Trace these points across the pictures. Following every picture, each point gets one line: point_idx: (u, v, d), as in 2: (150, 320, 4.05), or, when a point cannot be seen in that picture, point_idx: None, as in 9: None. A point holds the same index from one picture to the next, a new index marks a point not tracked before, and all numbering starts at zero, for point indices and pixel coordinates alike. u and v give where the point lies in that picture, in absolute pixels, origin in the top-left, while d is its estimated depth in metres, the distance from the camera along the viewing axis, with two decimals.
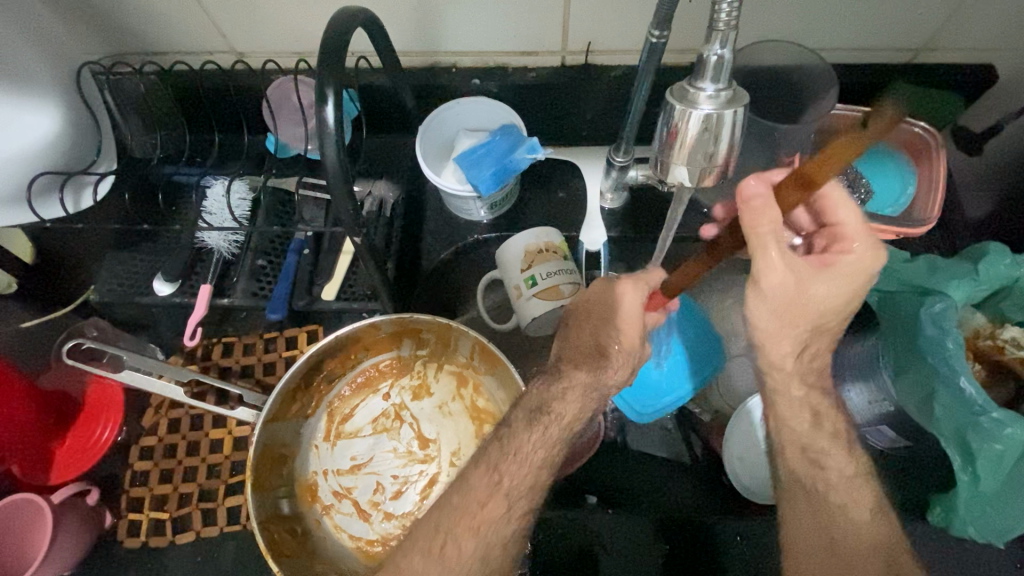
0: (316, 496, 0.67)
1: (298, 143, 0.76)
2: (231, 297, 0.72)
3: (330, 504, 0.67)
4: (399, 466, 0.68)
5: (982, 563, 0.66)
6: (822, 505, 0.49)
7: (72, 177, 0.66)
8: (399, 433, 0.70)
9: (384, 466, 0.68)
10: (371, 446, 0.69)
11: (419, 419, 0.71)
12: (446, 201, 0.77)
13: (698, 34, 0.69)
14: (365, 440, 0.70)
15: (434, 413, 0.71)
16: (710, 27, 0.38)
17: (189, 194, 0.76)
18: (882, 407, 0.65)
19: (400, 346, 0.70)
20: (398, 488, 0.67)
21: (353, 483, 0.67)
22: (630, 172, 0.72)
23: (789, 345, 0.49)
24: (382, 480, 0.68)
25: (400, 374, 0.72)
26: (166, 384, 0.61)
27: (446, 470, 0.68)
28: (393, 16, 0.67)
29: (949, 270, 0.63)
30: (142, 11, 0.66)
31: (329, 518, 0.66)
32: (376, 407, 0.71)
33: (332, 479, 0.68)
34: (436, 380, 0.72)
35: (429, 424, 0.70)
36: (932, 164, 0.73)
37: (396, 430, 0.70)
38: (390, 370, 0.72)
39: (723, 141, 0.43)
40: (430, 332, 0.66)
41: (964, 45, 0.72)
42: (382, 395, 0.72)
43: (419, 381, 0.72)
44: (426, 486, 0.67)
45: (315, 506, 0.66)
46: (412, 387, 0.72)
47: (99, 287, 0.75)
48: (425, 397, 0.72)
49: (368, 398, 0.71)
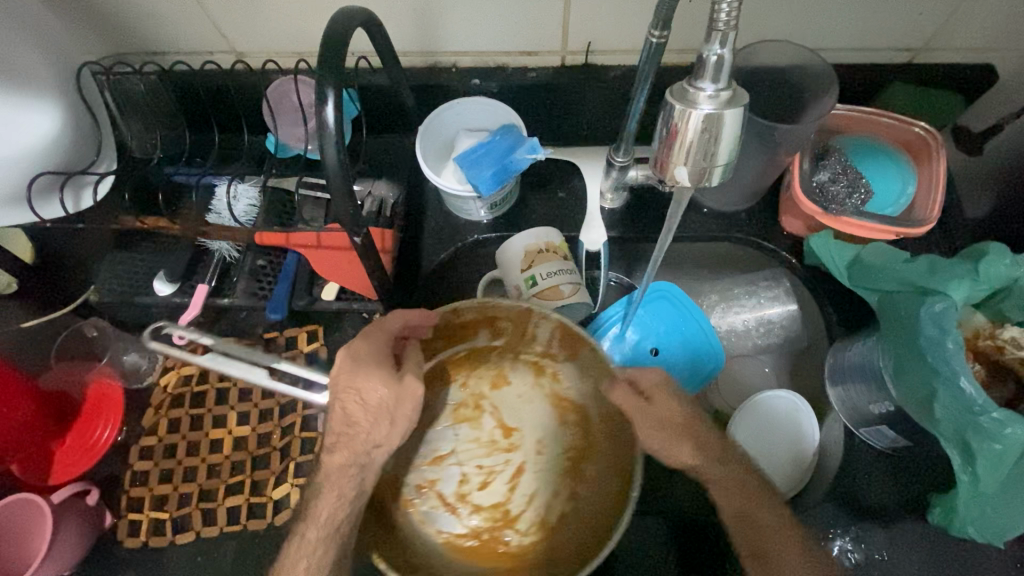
0: (400, 494, 0.63)
1: (298, 143, 0.77)
2: (231, 297, 0.73)
3: (411, 499, 0.64)
4: (483, 456, 0.67)
5: (984, 563, 0.66)
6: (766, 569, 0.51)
7: (72, 177, 0.67)
8: (475, 422, 0.68)
9: (470, 453, 0.67)
10: (455, 438, 0.67)
11: (509, 409, 0.69)
12: (446, 202, 0.77)
13: (698, 34, 0.69)
14: (445, 432, 0.67)
15: (515, 402, 0.69)
16: (710, 27, 0.38)
17: (189, 194, 0.76)
18: (882, 407, 0.66)
19: (477, 337, 0.63)
20: (485, 479, 0.67)
21: (438, 475, 0.65)
22: (630, 172, 0.73)
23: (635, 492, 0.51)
24: (469, 467, 0.67)
25: (478, 362, 0.67)
26: (250, 368, 0.58)
27: (535, 459, 0.67)
28: (394, 17, 0.67)
29: (949, 270, 0.62)
30: (141, 10, 0.66)
31: (414, 513, 0.63)
32: (457, 394, 0.68)
33: (415, 474, 0.65)
34: (512, 368, 0.68)
35: (510, 413, 0.69)
36: (932, 163, 0.72)
37: (478, 420, 0.68)
38: (462, 361, 0.67)
39: (723, 141, 0.43)
40: (509, 320, 0.58)
41: (965, 45, 0.72)
42: (457, 384, 0.68)
43: (496, 370, 0.68)
44: (514, 476, 0.67)
45: (397, 502, 0.63)
46: (490, 376, 0.69)
47: (99, 285, 0.76)
48: (505, 386, 0.69)
49: (440, 389, 0.67)
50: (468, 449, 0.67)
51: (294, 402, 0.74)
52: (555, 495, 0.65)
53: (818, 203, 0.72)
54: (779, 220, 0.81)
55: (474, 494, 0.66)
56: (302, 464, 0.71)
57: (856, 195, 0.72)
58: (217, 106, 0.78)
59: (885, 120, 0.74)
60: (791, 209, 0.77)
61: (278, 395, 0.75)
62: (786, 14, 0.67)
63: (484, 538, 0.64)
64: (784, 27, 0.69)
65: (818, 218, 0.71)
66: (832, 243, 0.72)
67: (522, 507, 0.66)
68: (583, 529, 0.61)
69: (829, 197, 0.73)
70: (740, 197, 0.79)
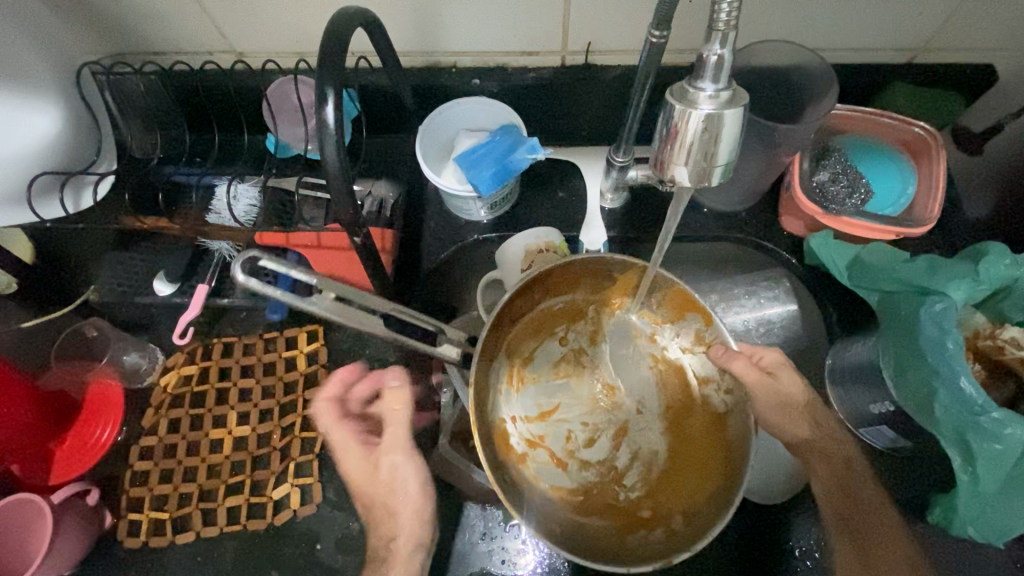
0: (509, 444, 0.60)
1: (298, 143, 0.77)
2: (231, 297, 0.74)
3: (523, 453, 0.60)
4: (587, 413, 0.64)
5: (984, 563, 0.66)
6: (863, 545, 0.57)
7: (72, 178, 0.68)
8: (572, 382, 0.65)
9: (577, 409, 0.64)
10: (549, 395, 0.64)
11: (610, 366, 0.66)
12: (446, 202, 0.77)
13: (699, 34, 0.69)
14: (549, 385, 0.65)
15: (614, 359, 0.66)
16: (710, 26, 0.38)
17: (188, 194, 0.75)
18: (882, 407, 0.66)
19: (576, 288, 0.65)
20: (591, 436, 0.63)
21: (546, 431, 0.62)
22: (630, 172, 0.73)
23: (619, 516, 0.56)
24: (573, 424, 0.63)
25: (581, 318, 0.67)
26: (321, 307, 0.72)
27: (637, 419, 0.64)
28: (394, 17, 0.67)
29: (949, 270, 0.62)
30: (141, 10, 0.66)
31: (526, 467, 0.59)
32: (554, 352, 0.66)
33: (521, 425, 0.62)
34: (613, 326, 0.67)
35: (612, 370, 0.66)
36: (932, 163, 0.72)
37: (578, 379, 0.65)
38: (567, 313, 0.66)
39: (723, 141, 0.43)
40: (616, 272, 0.61)
41: (965, 44, 0.72)
42: (558, 340, 0.66)
43: (595, 327, 0.67)
44: (618, 434, 0.63)
45: (510, 455, 0.59)
46: (589, 332, 0.67)
47: (99, 286, 0.76)
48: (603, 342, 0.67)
49: (545, 341, 0.66)
50: (579, 407, 0.64)
51: (294, 402, 0.74)
52: (650, 453, 0.62)
53: (818, 203, 0.72)
54: (779, 219, 0.81)
55: (584, 451, 0.62)
56: (302, 464, 0.71)
57: (857, 195, 0.72)
58: (217, 106, 0.78)
59: (885, 120, 0.74)
60: (791, 209, 0.77)
61: (278, 395, 0.75)
62: (786, 14, 0.67)
63: (593, 493, 0.60)
64: (784, 27, 0.69)
65: (818, 218, 0.71)
66: (831, 243, 0.72)
67: (630, 464, 0.62)
68: (696, 487, 0.58)
69: (829, 197, 0.73)
70: (739, 197, 0.80)
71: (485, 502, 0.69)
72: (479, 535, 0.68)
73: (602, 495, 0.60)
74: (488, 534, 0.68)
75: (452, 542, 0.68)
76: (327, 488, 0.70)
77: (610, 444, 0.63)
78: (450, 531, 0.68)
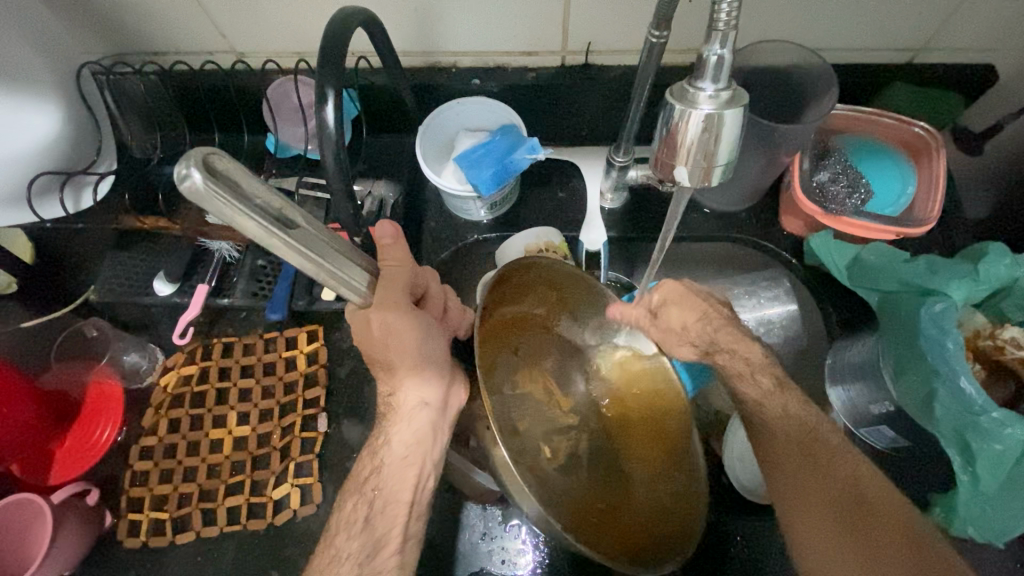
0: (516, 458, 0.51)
1: (298, 143, 0.78)
2: (231, 297, 0.74)
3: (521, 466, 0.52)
4: (548, 427, 0.59)
5: (984, 564, 0.66)
6: (786, 451, 0.52)
7: (73, 178, 0.68)
8: (530, 395, 0.59)
9: (537, 422, 0.58)
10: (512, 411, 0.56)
11: (557, 379, 0.61)
12: (446, 201, 0.77)
13: (698, 35, 0.69)
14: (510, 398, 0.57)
15: (557, 374, 0.61)
16: (710, 26, 0.38)
17: (188, 194, 0.76)
18: (882, 407, 0.66)
19: (522, 302, 0.59)
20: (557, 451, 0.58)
21: (521, 444, 0.55)
22: (630, 173, 0.74)
23: (579, 481, 0.56)
24: (541, 438, 0.57)
25: (529, 327, 0.60)
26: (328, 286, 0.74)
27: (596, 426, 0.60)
28: (394, 16, 0.67)
29: (949, 270, 0.62)
30: (141, 10, 0.66)
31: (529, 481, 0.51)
32: (511, 363, 0.58)
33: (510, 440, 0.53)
34: (550, 345, 0.61)
35: (560, 384, 0.61)
36: (932, 163, 0.72)
37: (533, 392, 0.59)
38: (515, 327, 0.59)
39: (724, 141, 0.43)
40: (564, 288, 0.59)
41: (964, 45, 0.72)
42: (512, 351, 0.59)
43: (536, 346, 0.61)
44: (578, 447, 0.59)
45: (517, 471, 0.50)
46: (531, 350, 0.60)
47: (98, 286, 0.75)
48: (545, 359, 0.61)
49: (501, 353, 0.57)
50: (543, 421, 0.59)
51: (294, 402, 0.74)
52: (602, 457, 0.59)
53: (819, 203, 0.72)
54: (779, 220, 0.81)
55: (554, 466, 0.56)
56: (302, 464, 0.71)
57: (857, 195, 0.72)
58: (217, 107, 0.78)
59: (885, 120, 0.74)
60: (791, 209, 0.77)
61: (278, 395, 0.74)
62: (787, 15, 0.68)
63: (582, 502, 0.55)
64: (784, 28, 0.70)
65: (818, 218, 0.71)
66: (832, 244, 0.72)
67: (588, 473, 0.58)
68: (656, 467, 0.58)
69: (829, 197, 0.73)
70: (739, 197, 0.80)
71: (485, 502, 0.69)
72: (479, 535, 0.68)
73: (584, 507, 0.54)
74: (488, 534, 0.68)
75: (451, 542, 0.68)
76: (326, 487, 0.70)
77: (569, 453, 0.58)
78: (450, 531, 0.68)
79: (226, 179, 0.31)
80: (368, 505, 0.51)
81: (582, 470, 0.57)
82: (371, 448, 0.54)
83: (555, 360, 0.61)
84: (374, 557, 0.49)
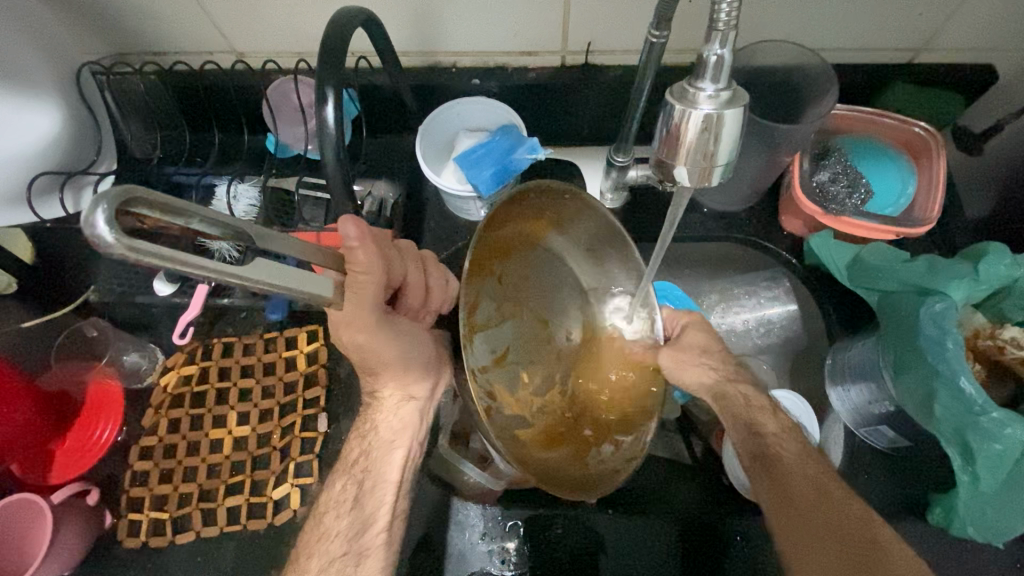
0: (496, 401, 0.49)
1: (298, 143, 0.78)
2: (231, 297, 0.74)
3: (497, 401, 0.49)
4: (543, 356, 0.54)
5: (984, 563, 0.66)
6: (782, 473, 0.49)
7: (72, 178, 0.68)
8: (529, 327, 0.54)
9: (529, 353, 0.53)
10: (496, 342, 0.51)
11: (551, 305, 0.56)
12: (446, 201, 0.77)
13: (698, 35, 0.69)
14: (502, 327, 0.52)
15: (551, 299, 0.56)
16: (710, 26, 0.38)
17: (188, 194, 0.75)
18: (881, 407, 0.66)
19: (510, 225, 0.53)
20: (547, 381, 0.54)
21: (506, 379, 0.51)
22: (629, 172, 0.73)
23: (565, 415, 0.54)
24: (524, 367, 0.52)
25: (513, 257, 0.54)
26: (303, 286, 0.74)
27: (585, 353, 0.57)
28: (394, 16, 0.67)
29: (949, 270, 0.62)
30: (141, 11, 0.66)
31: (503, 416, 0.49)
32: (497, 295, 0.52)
33: (483, 376, 0.48)
34: (542, 266, 0.56)
35: (552, 308, 0.56)
36: (932, 163, 0.72)
37: (523, 318, 0.53)
38: (506, 250, 0.53)
39: (723, 140, 0.42)
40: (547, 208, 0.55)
41: (964, 45, 0.72)
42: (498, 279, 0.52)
43: (528, 268, 0.55)
44: (570, 374, 0.55)
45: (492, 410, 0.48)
46: (524, 270, 0.55)
47: (100, 285, 0.77)
48: (539, 281, 0.56)
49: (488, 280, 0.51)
50: (534, 348, 0.54)
51: (294, 402, 0.74)
52: (586, 388, 0.56)
53: (818, 203, 0.72)
54: (779, 220, 0.81)
55: (538, 393, 0.54)
56: (302, 464, 0.71)
57: (856, 195, 0.72)
58: (217, 107, 0.78)
59: (885, 121, 0.74)
60: (791, 209, 0.77)
61: (278, 395, 0.75)
62: (787, 16, 0.68)
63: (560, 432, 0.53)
64: (784, 28, 0.70)
65: (818, 218, 0.71)
66: (831, 244, 0.72)
67: (572, 403, 0.55)
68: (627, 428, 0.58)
69: (829, 197, 0.73)
70: (739, 198, 0.80)
71: (484, 502, 0.69)
72: (479, 535, 0.68)
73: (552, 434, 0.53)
74: (488, 534, 0.68)
75: (451, 542, 0.68)
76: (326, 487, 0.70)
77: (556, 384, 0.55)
78: (451, 531, 0.68)
79: (150, 214, 0.28)
80: (358, 484, 0.53)
81: (571, 401, 0.55)
82: (389, 439, 0.54)
83: (550, 282, 0.56)
84: (361, 535, 0.51)
